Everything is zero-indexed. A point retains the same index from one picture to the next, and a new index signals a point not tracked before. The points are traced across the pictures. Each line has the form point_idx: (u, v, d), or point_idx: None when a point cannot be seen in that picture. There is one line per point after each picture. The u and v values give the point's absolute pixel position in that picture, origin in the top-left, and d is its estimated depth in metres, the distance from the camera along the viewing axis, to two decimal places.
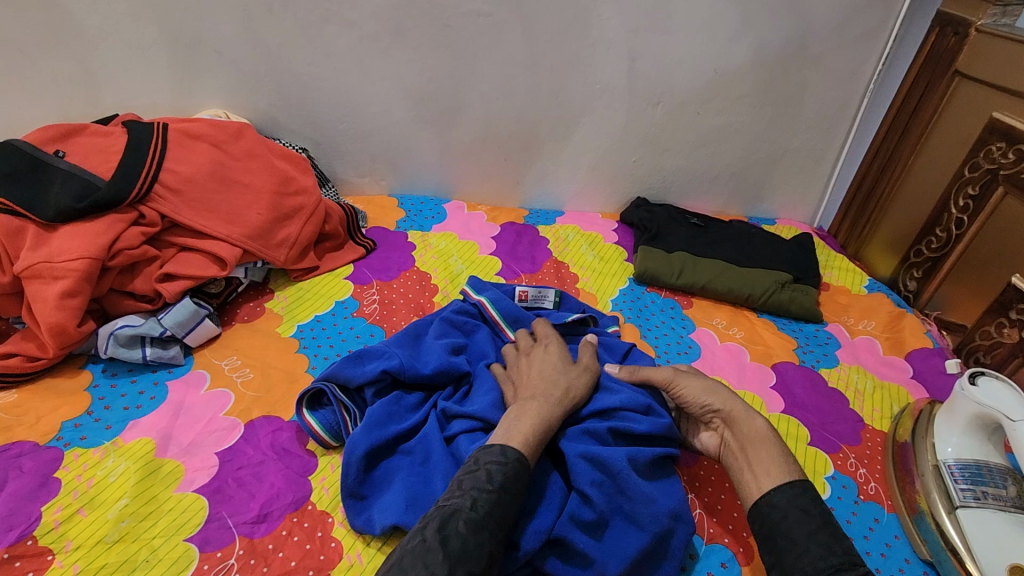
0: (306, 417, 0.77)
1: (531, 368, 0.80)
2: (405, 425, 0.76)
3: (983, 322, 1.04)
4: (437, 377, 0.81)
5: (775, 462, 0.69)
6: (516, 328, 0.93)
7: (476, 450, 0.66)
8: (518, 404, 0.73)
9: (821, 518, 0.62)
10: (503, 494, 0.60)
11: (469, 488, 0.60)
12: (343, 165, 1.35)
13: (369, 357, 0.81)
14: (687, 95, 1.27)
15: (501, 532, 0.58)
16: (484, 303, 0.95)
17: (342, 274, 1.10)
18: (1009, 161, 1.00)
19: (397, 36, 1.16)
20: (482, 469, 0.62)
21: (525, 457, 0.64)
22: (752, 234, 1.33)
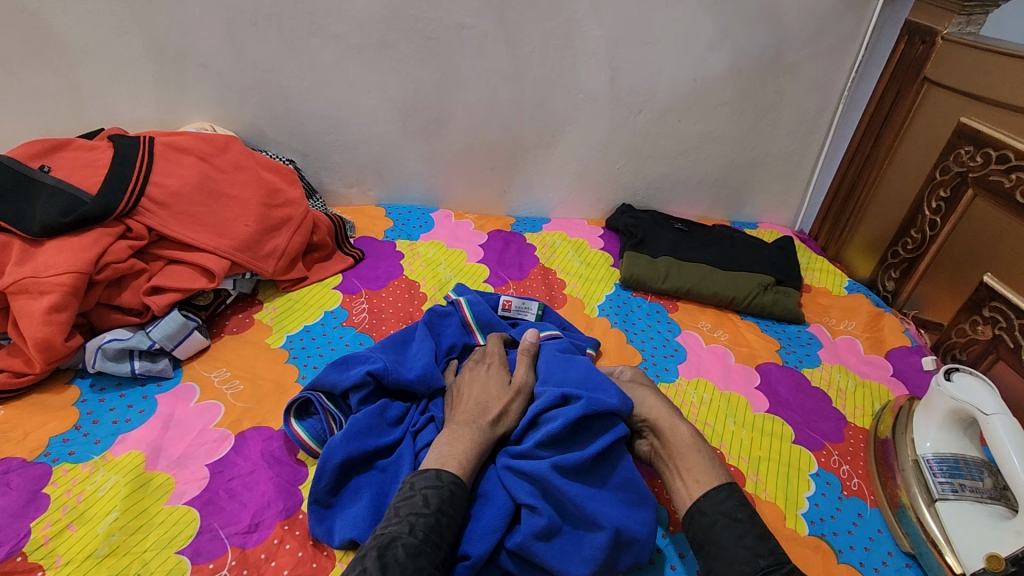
0: (294, 426, 0.78)
1: (472, 386, 0.81)
2: (385, 440, 0.76)
3: (958, 320, 1.07)
4: (418, 387, 0.82)
5: (701, 467, 0.72)
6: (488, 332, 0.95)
7: (409, 476, 0.68)
8: (450, 428, 0.74)
9: (748, 522, 0.65)
10: (440, 518, 0.62)
11: (406, 514, 0.61)
12: (331, 176, 1.36)
13: (355, 363, 0.82)
14: (668, 102, 1.29)
15: (439, 554, 0.60)
16: (461, 303, 0.97)
17: (331, 284, 1.11)
18: (978, 164, 1.04)
19: (381, 49, 1.18)
20: (418, 494, 0.64)
21: (461, 479, 0.67)
22: (735, 238, 1.36)
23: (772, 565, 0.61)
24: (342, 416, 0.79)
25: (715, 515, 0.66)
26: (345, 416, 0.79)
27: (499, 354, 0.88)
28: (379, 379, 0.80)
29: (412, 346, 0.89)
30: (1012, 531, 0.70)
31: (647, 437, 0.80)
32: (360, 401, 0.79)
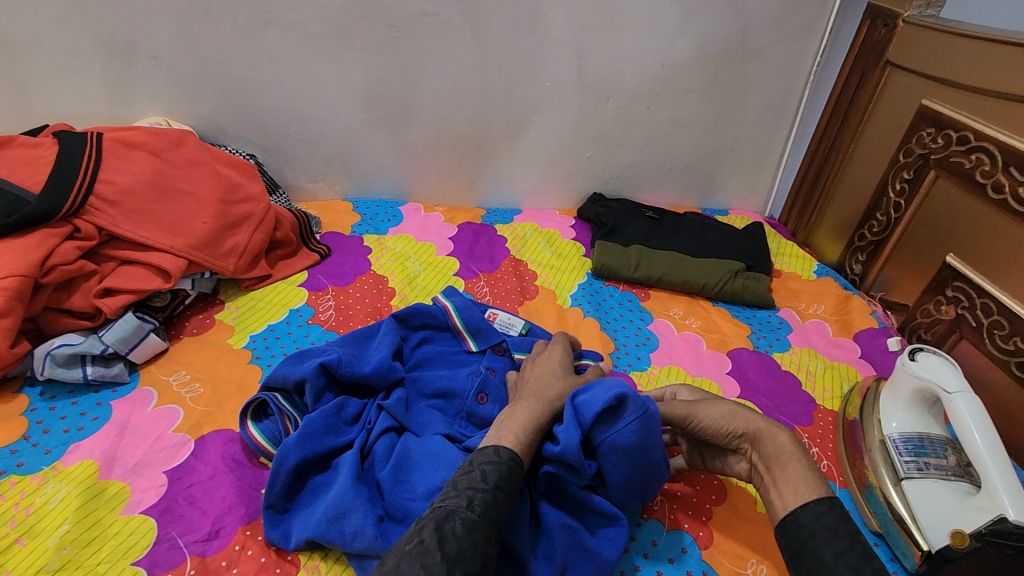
0: (249, 429, 0.75)
1: (535, 373, 0.79)
2: (340, 440, 0.74)
3: (923, 300, 1.09)
4: (375, 380, 0.79)
5: (804, 477, 0.65)
6: (478, 338, 0.89)
7: (470, 452, 0.65)
8: (512, 405, 0.72)
9: (851, 538, 0.58)
10: (498, 495, 0.58)
11: (465, 488, 0.58)
12: (294, 171, 1.33)
13: (309, 356, 0.80)
14: (636, 89, 1.29)
15: (498, 531, 0.57)
16: (450, 308, 0.90)
17: (296, 281, 1.08)
18: (939, 146, 1.05)
19: (342, 38, 1.15)
20: (476, 469, 0.60)
21: (519, 457, 0.63)
22: (706, 225, 1.36)
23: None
24: (298, 415, 0.76)
25: (812, 528, 0.60)
26: (302, 415, 0.77)
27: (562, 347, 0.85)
28: (334, 373, 0.78)
29: (374, 340, 0.86)
30: (977, 508, 0.71)
31: (745, 453, 0.73)
32: (315, 400, 0.76)
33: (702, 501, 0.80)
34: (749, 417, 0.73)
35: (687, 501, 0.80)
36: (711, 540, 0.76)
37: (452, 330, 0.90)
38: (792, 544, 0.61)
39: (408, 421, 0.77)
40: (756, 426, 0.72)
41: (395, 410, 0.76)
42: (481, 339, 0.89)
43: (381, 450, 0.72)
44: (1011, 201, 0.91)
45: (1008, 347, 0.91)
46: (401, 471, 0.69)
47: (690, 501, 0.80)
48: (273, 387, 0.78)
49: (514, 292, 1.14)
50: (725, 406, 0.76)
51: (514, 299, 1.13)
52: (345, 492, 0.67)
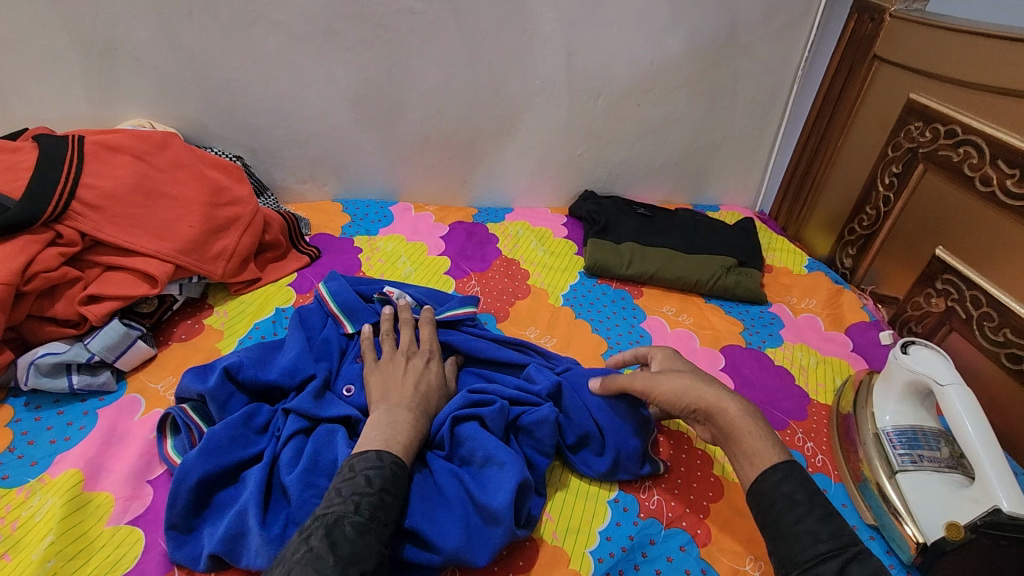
0: (165, 445, 0.74)
1: (407, 373, 0.79)
2: (249, 451, 0.72)
3: (913, 293, 1.10)
4: (283, 382, 0.79)
5: (757, 448, 0.65)
6: (355, 319, 0.92)
7: (347, 458, 0.65)
8: (387, 412, 0.72)
9: (809, 502, 0.59)
10: (383, 497, 0.61)
11: (350, 494, 0.59)
12: (283, 172, 1.31)
13: (214, 366, 0.79)
14: (626, 86, 1.28)
15: (385, 532, 0.59)
16: (325, 295, 0.95)
17: (286, 283, 1.07)
18: (927, 140, 1.05)
19: (329, 36, 1.13)
20: (359, 474, 0.62)
21: (399, 459, 0.66)
22: (697, 222, 1.36)
23: (834, 549, 0.55)
24: (208, 426, 0.75)
25: (771, 496, 0.61)
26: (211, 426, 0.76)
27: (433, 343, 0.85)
28: (238, 379, 0.78)
29: (285, 346, 0.86)
30: (971, 499, 0.71)
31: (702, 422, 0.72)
32: (222, 410, 0.76)
33: (698, 498, 0.80)
34: (700, 389, 0.71)
35: (686, 499, 0.80)
36: (709, 537, 0.76)
37: (330, 315, 0.94)
38: (763, 506, 0.61)
39: (319, 413, 0.76)
40: (708, 398, 0.70)
41: (303, 408, 0.76)
42: (357, 321, 0.92)
43: (289, 455, 0.71)
44: (999, 193, 0.92)
45: (998, 338, 0.93)
46: (312, 474, 0.70)
47: (688, 499, 0.80)
48: (184, 400, 0.78)
49: (506, 292, 1.14)
50: (677, 381, 0.73)
51: (506, 299, 1.12)
52: (252, 496, 0.66)
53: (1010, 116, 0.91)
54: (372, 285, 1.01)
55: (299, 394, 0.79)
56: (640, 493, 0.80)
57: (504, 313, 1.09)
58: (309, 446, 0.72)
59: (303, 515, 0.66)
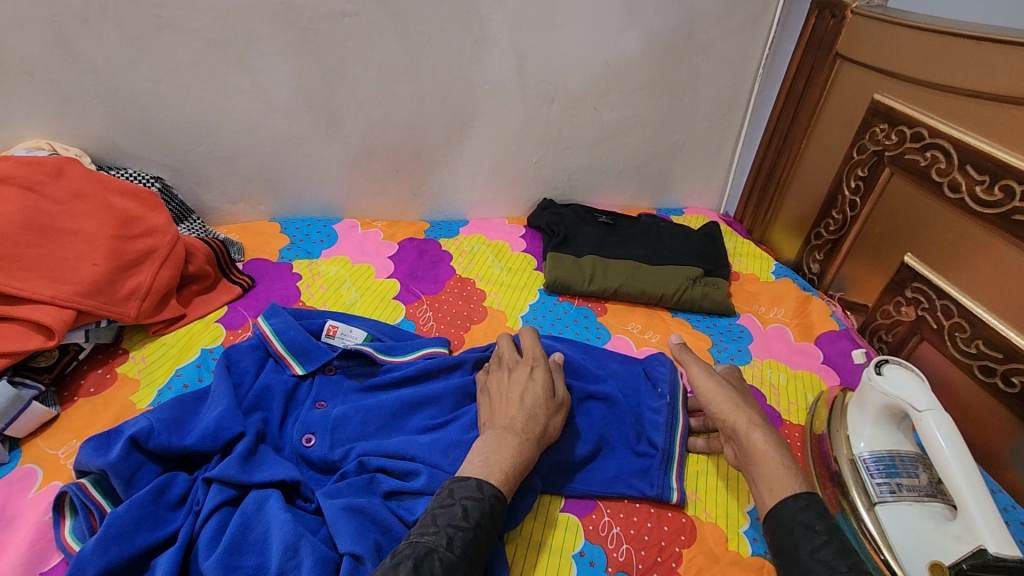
0: (61, 527, 0.64)
1: (512, 386, 0.78)
2: (157, 534, 0.63)
3: (883, 301, 1.06)
4: (202, 447, 0.70)
5: (779, 476, 0.66)
6: (303, 360, 0.86)
7: (448, 481, 0.66)
8: (493, 434, 0.71)
9: (827, 533, 0.59)
10: (477, 533, 0.61)
11: (445, 525, 0.60)
12: (211, 191, 1.19)
13: (120, 434, 0.68)
14: (581, 89, 1.21)
15: (474, 569, 0.59)
16: (267, 334, 0.87)
17: (214, 319, 0.96)
18: (893, 143, 1.01)
19: (251, 43, 1.02)
20: (457, 504, 0.62)
21: (500, 492, 0.65)
22: (661, 228, 1.30)
23: None
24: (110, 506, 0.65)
25: (789, 523, 0.61)
26: (116, 504, 0.66)
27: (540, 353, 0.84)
28: (147, 447, 0.68)
29: (209, 398, 0.77)
30: (954, 537, 0.67)
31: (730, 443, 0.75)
32: (127, 487, 0.65)
33: (670, 543, 0.74)
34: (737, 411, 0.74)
35: (655, 545, 0.74)
36: None
37: (274, 355, 0.87)
38: (779, 533, 0.62)
39: (246, 480, 0.68)
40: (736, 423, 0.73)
41: (229, 475, 0.67)
42: (308, 361, 0.86)
43: (207, 534, 0.63)
44: (968, 200, 0.88)
45: (970, 350, 0.90)
46: (233, 555, 0.62)
47: (658, 545, 0.74)
48: (84, 473, 0.67)
49: (459, 317, 1.06)
50: (722, 399, 0.76)
51: (459, 325, 1.04)
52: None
53: (979, 121, 0.87)
54: (315, 317, 0.94)
55: (223, 458, 0.69)
56: (608, 543, 0.73)
57: (458, 340, 1.01)
58: (235, 519, 0.64)
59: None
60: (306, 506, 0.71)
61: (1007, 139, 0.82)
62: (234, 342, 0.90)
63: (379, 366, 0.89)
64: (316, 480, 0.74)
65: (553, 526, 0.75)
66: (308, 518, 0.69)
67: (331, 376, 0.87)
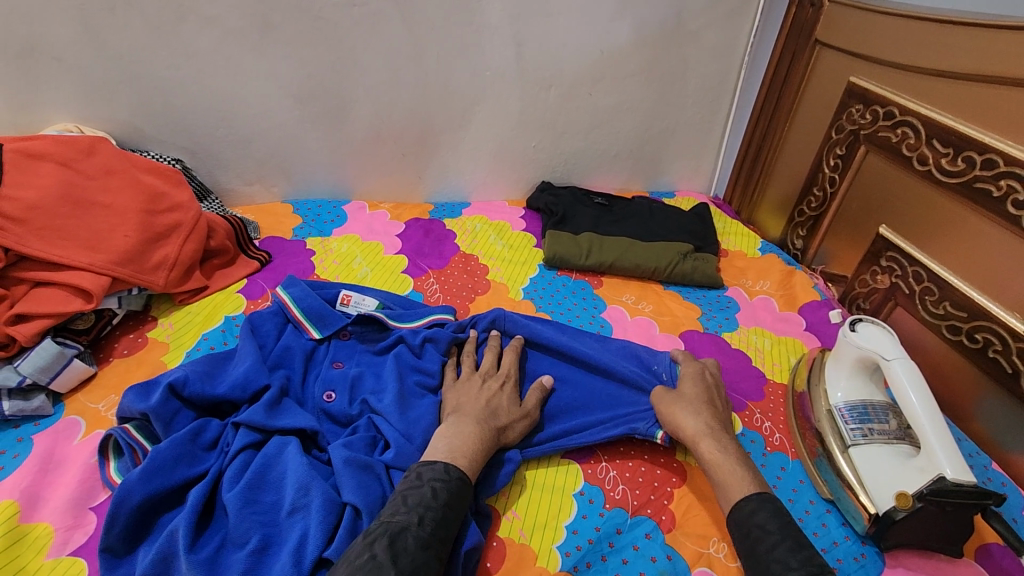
0: (107, 467, 0.71)
1: (479, 391, 0.83)
2: (194, 470, 0.69)
3: (860, 271, 1.13)
4: (233, 396, 0.76)
5: (731, 481, 0.73)
6: (321, 325, 0.92)
7: (416, 467, 0.70)
8: (454, 423, 0.77)
9: (780, 532, 0.64)
10: (447, 511, 0.65)
11: (415, 504, 0.64)
12: (227, 174, 1.25)
13: (158, 383, 0.75)
14: (577, 76, 1.28)
15: (445, 545, 0.63)
16: (286, 301, 0.93)
17: (235, 290, 1.03)
18: (868, 122, 1.08)
19: (266, 31, 1.09)
20: (425, 485, 0.66)
21: (465, 475, 0.70)
22: (654, 209, 1.37)
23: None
24: (151, 446, 0.71)
25: (747, 526, 0.67)
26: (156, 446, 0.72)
27: (511, 365, 0.89)
28: (184, 395, 0.74)
29: (236, 356, 0.83)
30: (918, 470, 0.74)
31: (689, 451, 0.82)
32: (167, 429, 0.72)
33: (662, 484, 0.81)
34: (697, 419, 0.80)
35: (649, 486, 0.80)
36: (674, 523, 0.77)
37: (293, 321, 0.93)
38: (739, 534, 0.67)
39: (272, 425, 0.74)
40: (692, 434, 0.79)
41: (255, 420, 0.73)
42: (324, 326, 0.92)
43: (233, 470, 0.69)
44: (935, 171, 0.95)
45: (939, 311, 0.97)
46: (254, 491, 0.67)
47: (652, 485, 0.81)
48: (126, 420, 0.74)
49: (465, 289, 1.12)
50: (674, 409, 0.82)
51: (465, 296, 1.11)
52: (187, 513, 0.64)
53: (944, 98, 0.94)
54: (329, 287, 1.00)
55: (251, 405, 0.76)
56: (605, 484, 0.80)
57: (463, 309, 1.08)
58: (258, 460, 0.70)
59: (239, 533, 0.64)
60: (321, 456, 0.75)
61: (970, 113, 0.90)
62: (255, 309, 0.97)
63: (391, 331, 0.95)
64: (333, 431, 0.79)
65: (554, 470, 0.82)
66: (322, 466, 0.73)
67: (346, 340, 0.94)
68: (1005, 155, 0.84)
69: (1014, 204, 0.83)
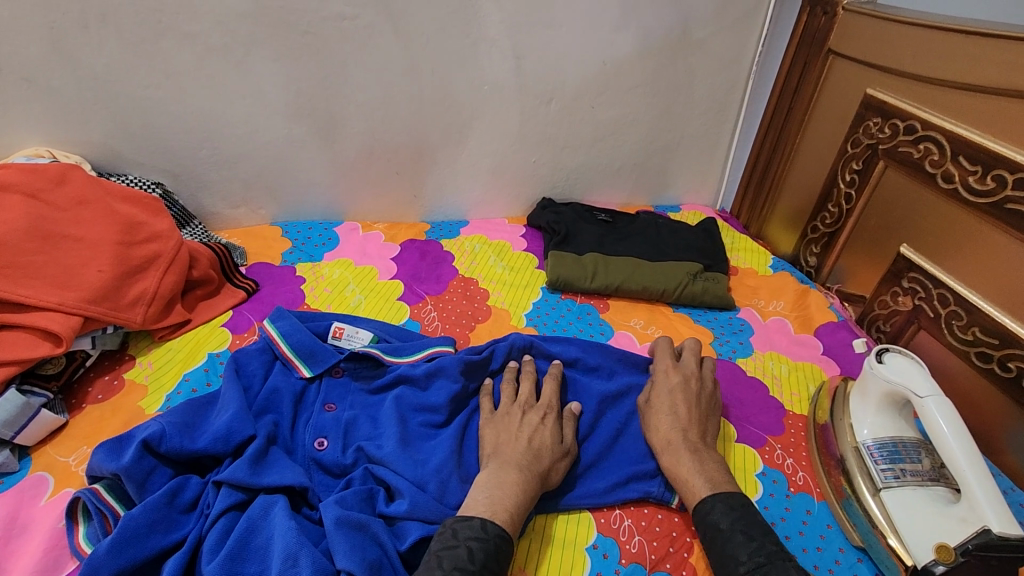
0: (75, 533, 0.64)
1: (519, 430, 0.77)
2: (170, 537, 0.63)
3: (880, 291, 1.08)
4: (214, 450, 0.70)
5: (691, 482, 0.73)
6: (311, 362, 0.86)
7: (450, 521, 0.65)
8: (496, 469, 0.72)
9: (730, 529, 0.66)
10: (484, 574, 0.60)
11: (450, 568, 0.59)
12: (212, 197, 1.19)
13: (132, 439, 0.69)
14: (578, 88, 1.22)
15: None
16: (274, 337, 0.87)
17: (219, 323, 0.96)
18: (886, 136, 1.03)
19: (251, 47, 1.03)
20: (461, 546, 0.61)
21: (505, 531, 0.65)
22: (659, 225, 1.31)
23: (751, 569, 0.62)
24: (123, 510, 0.65)
25: (704, 526, 0.68)
26: (129, 508, 0.66)
27: (554, 397, 0.83)
28: (160, 451, 0.68)
29: (219, 401, 0.77)
30: (959, 519, 0.69)
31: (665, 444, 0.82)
32: (140, 491, 0.65)
33: (681, 534, 0.75)
34: (662, 427, 0.80)
35: (667, 537, 0.75)
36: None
37: (281, 358, 0.87)
38: (701, 533, 0.69)
39: (256, 483, 0.67)
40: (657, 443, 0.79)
41: (238, 479, 0.67)
42: (315, 364, 0.86)
43: (214, 537, 0.62)
44: (962, 190, 0.90)
45: (967, 337, 0.92)
46: (236, 561, 0.61)
47: (669, 535, 0.75)
48: (96, 479, 0.67)
49: (464, 316, 1.06)
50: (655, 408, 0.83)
51: (464, 324, 1.04)
52: None
53: (971, 112, 0.89)
54: (321, 319, 0.95)
55: (234, 461, 0.69)
56: (620, 535, 0.74)
57: (463, 339, 1.01)
58: (240, 524, 0.63)
59: None
60: (312, 515, 0.69)
61: (1001, 129, 0.84)
62: (241, 346, 0.91)
63: (387, 367, 0.89)
64: (325, 484, 0.73)
65: (565, 521, 0.76)
66: (312, 528, 0.67)
67: (339, 377, 0.87)
68: None
69: None
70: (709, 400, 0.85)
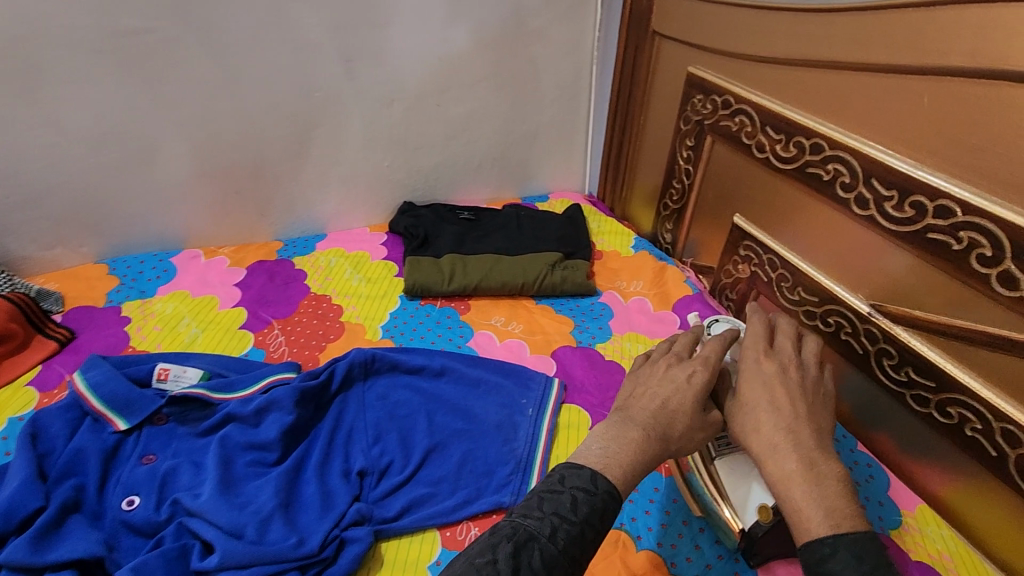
0: None
1: (660, 378, 0.68)
2: None
3: (724, 262, 1.12)
4: None
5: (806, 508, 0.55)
6: (129, 413, 0.79)
7: (559, 467, 0.58)
8: (621, 422, 0.62)
9: None
10: (586, 531, 0.52)
11: (550, 513, 0.52)
12: (19, 240, 1.08)
13: None
14: (420, 87, 1.19)
15: (578, 570, 0.51)
16: (82, 393, 0.80)
17: (26, 381, 0.89)
18: (709, 111, 1.06)
19: (33, 73, 0.93)
20: (565, 492, 0.54)
21: (616, 490, 0.56)
22: (522, 217, 1.31)
23: None
24: None
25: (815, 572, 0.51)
26: None
27: (713, 353, 0.70)
28: None
29: (8, 475, 0.70)
30: None
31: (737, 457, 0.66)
32: None
33: None
34: (763, 428, 0.62)
35: None
36: None
37: (92, 414, 0.79)
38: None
39: (40, 562, 0.62)
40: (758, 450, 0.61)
41: (16, 561, 0.61)
42: (132, 414, 0.79)
43: None
44: (772, 159, 0.93)
45: (795, 297, 0.96)
46: None
47: None
48: None
49: (314, 337, 1.01)
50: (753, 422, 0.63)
51: (313, 346, 0.99)
52: None
53: (771, 84, 0.92)
54: (144, 362, 0.87)
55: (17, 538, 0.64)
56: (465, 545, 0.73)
57: (311, 362, 0.96)
58: None
59: None
60: None
61: (797, 99, 0.88)
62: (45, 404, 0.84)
63: (218, 406, 0.83)
64: (134, 547, 0.68)
65: (406, 540, 0.74)
66: None
67: (163, 425, 0.80)
68: (828, 139, 0.83)
69: (842, 188, 0.83)
70: (815, 392, 0.66)
